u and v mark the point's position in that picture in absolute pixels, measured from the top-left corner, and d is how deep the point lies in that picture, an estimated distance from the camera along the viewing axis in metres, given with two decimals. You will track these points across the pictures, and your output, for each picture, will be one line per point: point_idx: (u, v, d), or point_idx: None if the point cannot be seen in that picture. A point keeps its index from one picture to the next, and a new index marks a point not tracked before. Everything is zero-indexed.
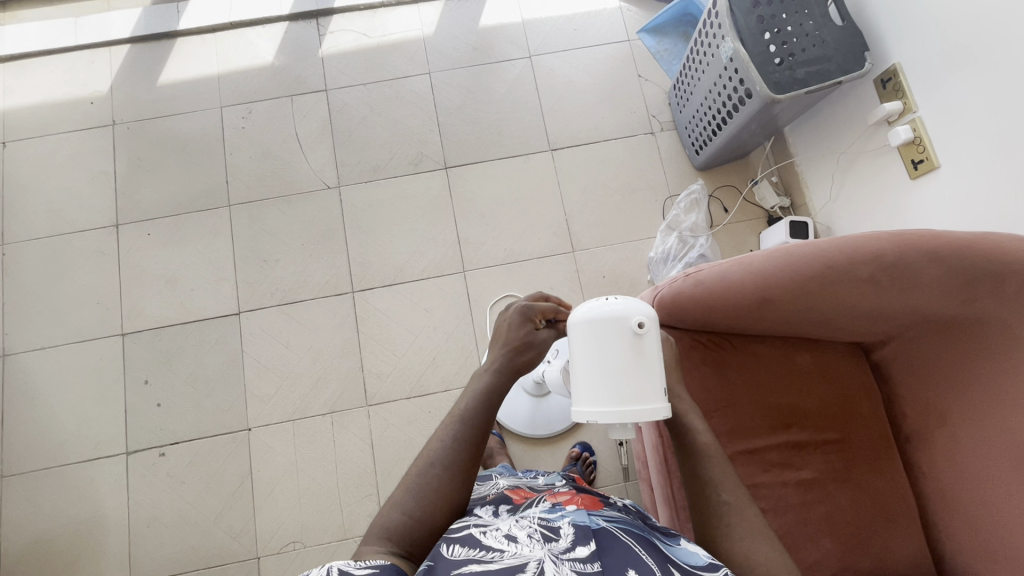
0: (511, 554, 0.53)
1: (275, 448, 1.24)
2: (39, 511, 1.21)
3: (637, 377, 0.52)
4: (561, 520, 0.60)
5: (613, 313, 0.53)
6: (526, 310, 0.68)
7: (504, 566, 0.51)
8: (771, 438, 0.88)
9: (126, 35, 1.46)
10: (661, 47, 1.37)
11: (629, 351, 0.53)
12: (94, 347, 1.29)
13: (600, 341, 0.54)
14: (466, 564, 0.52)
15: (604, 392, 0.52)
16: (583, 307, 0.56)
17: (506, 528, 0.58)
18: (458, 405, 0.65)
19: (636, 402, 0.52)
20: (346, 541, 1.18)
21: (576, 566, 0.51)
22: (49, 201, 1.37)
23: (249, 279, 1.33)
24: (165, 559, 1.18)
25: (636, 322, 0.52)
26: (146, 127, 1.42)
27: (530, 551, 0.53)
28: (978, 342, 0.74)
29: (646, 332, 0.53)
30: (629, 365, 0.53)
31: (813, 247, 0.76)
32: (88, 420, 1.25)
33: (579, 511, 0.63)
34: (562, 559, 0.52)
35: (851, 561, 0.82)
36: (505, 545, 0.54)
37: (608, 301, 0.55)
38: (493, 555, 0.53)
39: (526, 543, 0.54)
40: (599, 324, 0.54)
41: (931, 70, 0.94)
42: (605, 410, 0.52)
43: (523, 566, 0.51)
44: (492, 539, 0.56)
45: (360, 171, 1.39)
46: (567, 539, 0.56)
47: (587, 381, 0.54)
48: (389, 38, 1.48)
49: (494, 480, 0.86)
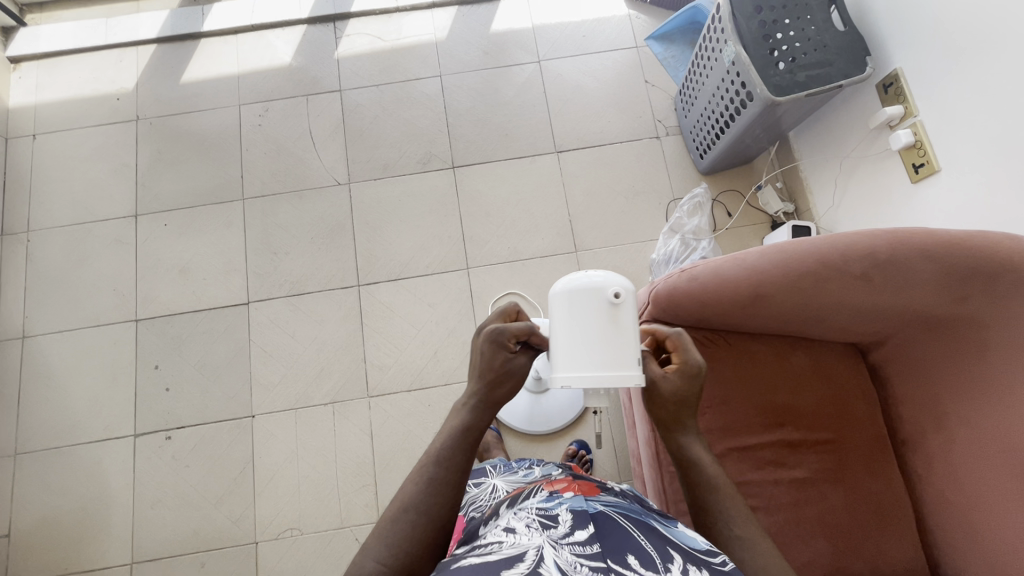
0: (510, 544, 0.53)
1: (278, 435, 1.26)
2: (48, 489, 1.24)
3: (611, 345, 0.54)
4: (559, 508, 0.60)
5: (590, 285, 0.55)
6: (501, 338, 0.61)
7: (503, 556, 0.51)
8: (765, 436, 0.87)
9: (152, 36, 1.52)
10: (669, 54, 1.41)
11: (606, 320, 0.54)
12: (109, 332, 1.34)
13: (577, 311, 0.56)
14: (464, 559, 0.51)
15: (582, 358, 0.54)
16: (563, 280, 0.58)
17: (506, 522, 0.59)
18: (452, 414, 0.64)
19: (612, 368, 0.53)
20: (343, 530, 1.20)
21: (576, 550, 0.52)
22: (73, 190, 1.43)
23: (258, 270, 1.37)
24: (166, 542, 1.20)
25: (612, 293, 0.54)
26: (168, 123, 1.47)
27: (529, 540, 0.53)
28: (971, 342, 0.75)
29: (623, 302, 0.55)
30: (604, 333, 0.54)
31: (806, 243, 0.78)
32: (99, 402, 1.29)
33: (577, 497, 0.64)
34: (562, 543, 0.53)
35: (843, 562, 0.81)
36: (504, 537, 0.55)
37: (586, 274, 0.57)
38: (493, 547, 0.53)
39: (525, 533, 0.55)
40: (578, 294, 0.56)
41: (932, 75, 0.95)
42: (581, 375, 0.54)
43: (523, 555, 0.50)
44: (491, 536, 0.56)
45: (370, 169, 1.43)
46: (566, 525, 0.57)
47: (565, 349, 0.56)
48: (402, 42, 1.52)
49: (489, 480, 0.88)
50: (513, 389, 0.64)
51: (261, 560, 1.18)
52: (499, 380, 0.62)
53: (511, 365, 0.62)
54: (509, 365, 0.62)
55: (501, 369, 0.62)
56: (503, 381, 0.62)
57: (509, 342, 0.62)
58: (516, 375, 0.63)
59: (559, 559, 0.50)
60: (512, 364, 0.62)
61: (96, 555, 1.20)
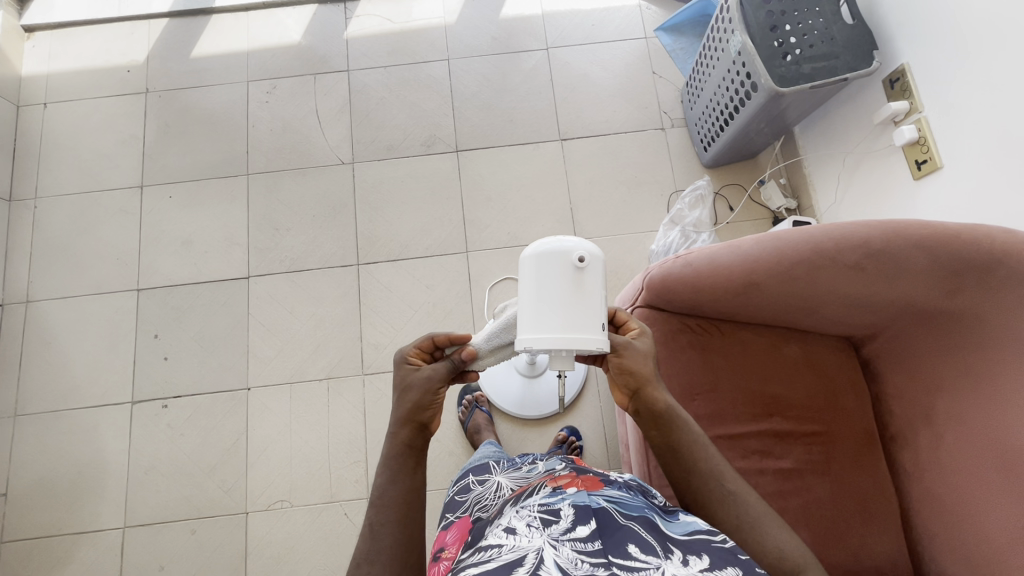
0: (510, 548, 0.52)
1: (272, 408, 1.27)
2: (46, 452, 1.26)
3: (570, 307, 0.57)
4: (561, 504, 0.61)
5: (558, 249, 0.58)
6: (399, 359, 0.65)
7: (503, 561, 0.50)
8: (751, 426, 0.87)
9: (165, 10, 1.54)
10: (677, 46, 1.38)
11: (570, 283, 0.57)
12: (110, 300, 1.35)
13: (544, 274, 0.58)
14: (465, 568, 0.51)
15: (544, 321, 0.57)
16: (533, 244, 0.60)
17: (507, 522, 0.59)
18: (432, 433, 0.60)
19: (571, 329, 0.56)
20: (332, 505, 1.21)
21: (577, 546, 0.52)
22: (81, 159, 1.45)
23: (260, 245, 1.38)
24: (159, 507, 1.22)
25: (577, 257, 0.57)
26: (176, 97, 1.49)
27: (529, 542, 0.53)
28: (959, 335, 0.75)
29: (587, 267, 0.58)
30: (567, 295, 0.57)
31: (801, 233, 0.77)
32: (99, 369, 1.31)
33: (579, 493, 0.64)
34: (563, 541, 0.53)
35: (825, 553, 0.81)
36: (504, 539, 0.54)
37: (556, 239, 0.59)
38: (493, 551, 0.52)
39: (525, 534, 0.54)
40: (546, 258, 0.58)
41: (938, 71, 0.94)
42: (542, 337, 0.57)
43: (522, 558, 0.50)
44: (492, 538, 0.56)
45: (374, 149, 1.44)
46: (568, 521, 0.56)
47: (530, 313, 0.59)
48: (412, 24, 1.53)
49: (493, 478, 0.87)
50: (429, 404, 0.61)
51: (251, 531, 1.20)
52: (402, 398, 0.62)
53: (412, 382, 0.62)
54: (413, 378, 0.62)
55: (404, 383, 0.62)
56: (408, 394, 0.62)
57: (413, 360, 0.65)
58: (422, 385, 0.62)
59: (559, 557, 0.50)
60: (416, 376, 0.63)
61: (89, 518, 1.22)
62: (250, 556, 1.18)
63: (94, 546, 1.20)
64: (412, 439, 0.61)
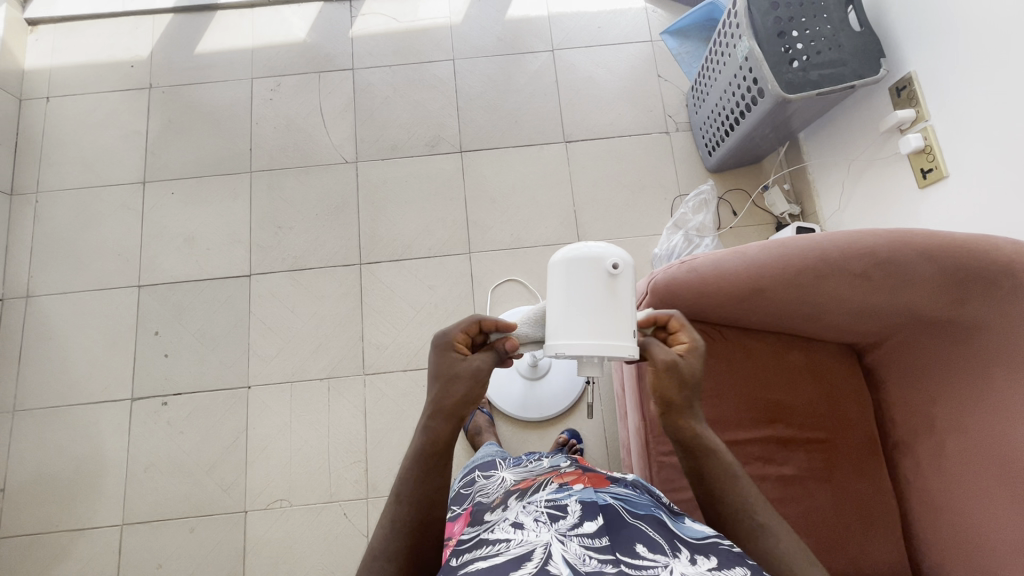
0: (517, 543, 0.52)
1: (273, 407, 1.27)
2: (44, 447, 1.26)
3: (604, 313, 0.57)
4: (569, 499, 0.61)
5: (590, 255, 0.58)
6: (444, 342, 0.62)
7: (510, 556, 0.50)
8: (754, 432, 0.87)
9: (170, 6, 1.54)
10: (683, 50, 1.38)
11: (603, 290, 0.57)
12: (112, 295, 1.35)
13: (575, 278, 0.58)
14: (472, 562, 0.51)
15: (574, 326, 0.57)
16: (563, 249, 0.60)
17: (514, 516, 0.59)
18: (435, 433, 0.60)
19: (600, 336, 0.56)
20: (331, 504, 1.21)
21: (585, 542, 0.52)
22: (83, 154, 1.44)
23: (262, 243, 1.38)
24: (157, 506, 1.22)
25: (611, 263, 0.57)
26: (179, 93, 1.48)
27: (537, 536, 0.52)
28: (963, 345, 0.75)
29: (620, 274, 0.58)
30: (600, 301, 0.57)
31: (806, 241, 0.77)
32: (98, 365, 1.31)
33: (586, 489, 0.64)
34: (570, 536, 0.53)
35: (828, 560, 0.81)
36: (511, 534, 0.54)
37: (589, 245, 0.59)
38: (500, 547, 0.52)
39: (533, 529, 0.54)
40: (576, 264, 0.58)
41: (945, 79, 0.94)
42: (574, 341, 0.57)
43: (530, 553, 0.50)
44: (500, 533, 0.56)
45: (378, 148, 1.43)
46: (575, 516, 0.57)
47: (560, 317, 0.58)
48: (417, 24, 1.52)
49: (498, 473, 0.87)
50: (473, 398, 0.60)
51: (249, 530, 1.19)
52: (445, 384, 0.60)
53: (458, 368, 0.61)
54: (460, 368, 0.60)
55: (450, 372, 0.60)
56: (453, 386, 0.60)
57: (459, 347, 0.62)
58: (470, 377, 0.60)
59: (567, 553, 0.50)
60: (463, 366, 0.61)
61: (86, 514, 1.22)
62: (248, 555, 1.18)
63: (90, 544, 1.19)
64: (444, 431, 0.60)
